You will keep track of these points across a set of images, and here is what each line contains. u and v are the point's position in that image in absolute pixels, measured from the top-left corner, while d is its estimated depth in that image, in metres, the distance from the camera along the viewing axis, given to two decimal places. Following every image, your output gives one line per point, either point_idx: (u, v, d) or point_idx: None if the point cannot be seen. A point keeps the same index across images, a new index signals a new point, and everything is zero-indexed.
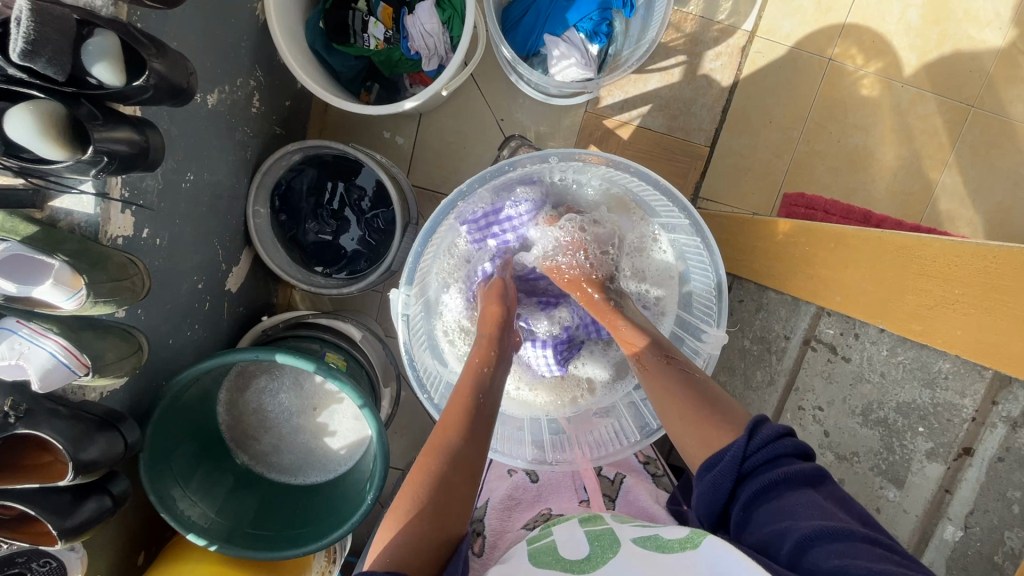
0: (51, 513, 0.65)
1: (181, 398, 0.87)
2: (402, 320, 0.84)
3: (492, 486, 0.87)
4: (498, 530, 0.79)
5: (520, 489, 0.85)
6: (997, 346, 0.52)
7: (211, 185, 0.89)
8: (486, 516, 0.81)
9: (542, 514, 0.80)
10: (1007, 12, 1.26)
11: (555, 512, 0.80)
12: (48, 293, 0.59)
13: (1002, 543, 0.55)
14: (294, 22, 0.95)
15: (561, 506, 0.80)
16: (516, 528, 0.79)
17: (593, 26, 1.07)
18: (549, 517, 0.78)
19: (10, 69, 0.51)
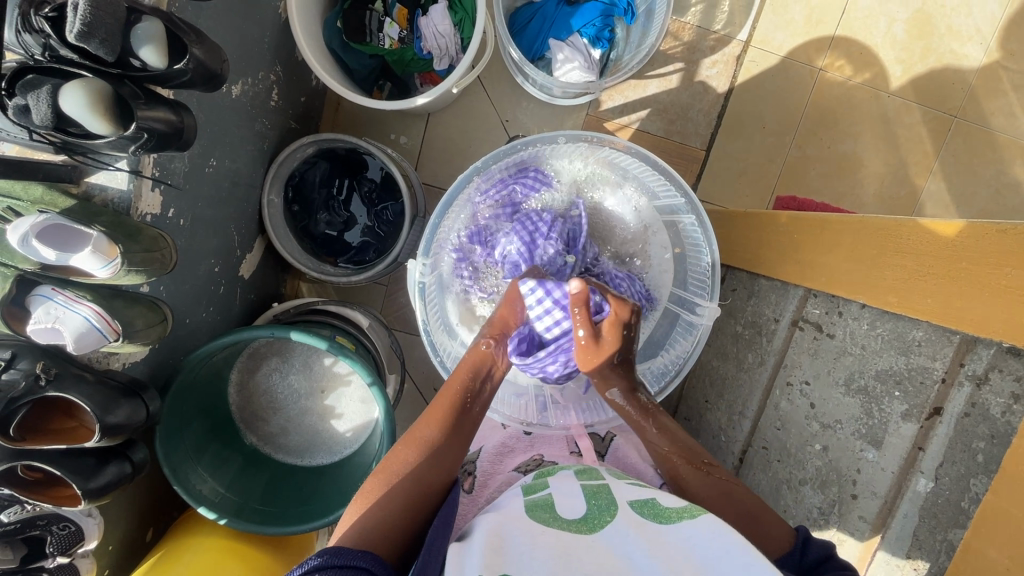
0: (74, 475, 0.68)
1: (197, 374, 0.91)
2: (416, 291, 0.84)
3: (486, 434, 0.86)
4: (488, 471, 0.79)
5: (513, 439, 0.84)
6: (966, 316, 0.52)
7: (231, 172, 0.93)
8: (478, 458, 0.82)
9: (535, 459, 0.79)
10: (987, 28, 1.33)
11: (546, 458, 0.80)
12: (85, 261, 0.62)
13: (968, 489, 0.54)
14: (313, 21, 1.00)
15: (553, 454, 0.81)
16: (508, 470, 0.79)
17: (596, 32, 1.13)
18: (540, 464, 0.78)
19: (64, 50, 0.56)
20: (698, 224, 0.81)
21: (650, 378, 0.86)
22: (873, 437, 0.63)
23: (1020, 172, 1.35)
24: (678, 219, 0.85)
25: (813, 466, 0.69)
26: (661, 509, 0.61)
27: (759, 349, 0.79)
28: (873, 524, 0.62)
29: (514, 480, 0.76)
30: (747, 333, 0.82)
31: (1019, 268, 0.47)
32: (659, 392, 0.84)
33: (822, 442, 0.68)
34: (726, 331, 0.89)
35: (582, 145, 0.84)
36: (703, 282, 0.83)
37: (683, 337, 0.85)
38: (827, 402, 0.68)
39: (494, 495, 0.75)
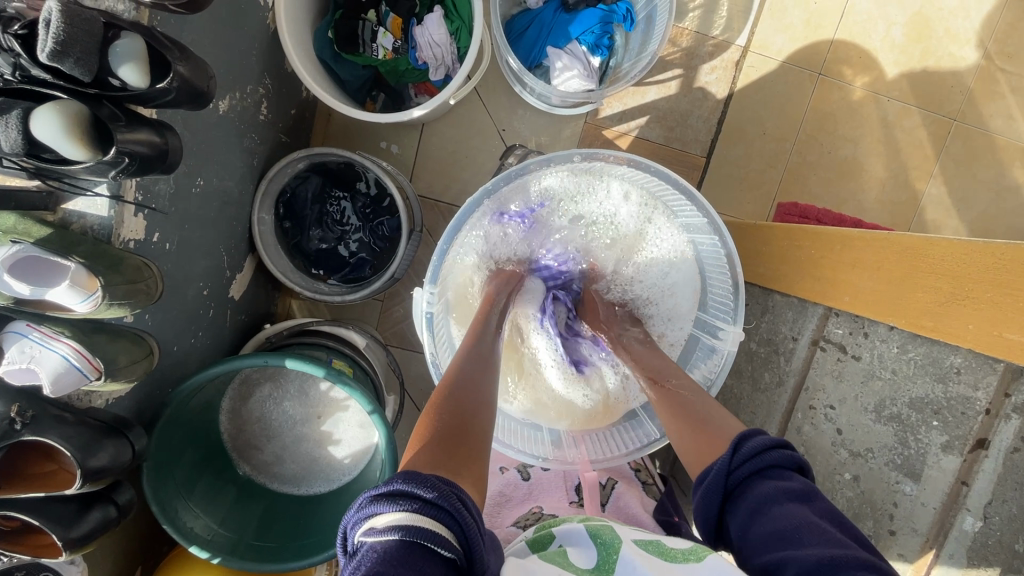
0: (55, 524, 0.64)
1: (185, 407, 0.85)
2: (424, 321, 0.80)
3: None
4: (488, 526, 0.75)
5: (511, 487, 0.81)
6: (1008, 345, 0.50)
7: (220, 191, 0.88)
8: None
9: (534, 513, 0.76)
10: (985, 31, 1.32)
11: (546, 511, 0.76)
12: (62, 295, 0.58)
13: (1022, 532, 0.56)
14: (303, 32, 0.96)
15: (554, 506, 0.76)
16: (507, 525, 0.76)
17: (595, 39, 1.10)
18: (541, 517, 0.74)
19: (34, 70, 0.52)
20: (718, 244, 0.78)
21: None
22: (909, 469, 0.63)
23: (1019, 176, 1.35)
24: (699, 237, 0.82)
25: (844, 497, 0.66)
26: (668, 548, 0.59)
27: (776, 370, 0.75)
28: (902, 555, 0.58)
29: (513, 535, 0.73)
30: (762, 352, 0.79)
31: None
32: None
33: (851, 471, 0.66)
34: None
35: (598, 162, 0.80)
36: (727, 303, 0.80)
37: (706, 359, 0.82)
38: (855, 428, 0.66)
39: None
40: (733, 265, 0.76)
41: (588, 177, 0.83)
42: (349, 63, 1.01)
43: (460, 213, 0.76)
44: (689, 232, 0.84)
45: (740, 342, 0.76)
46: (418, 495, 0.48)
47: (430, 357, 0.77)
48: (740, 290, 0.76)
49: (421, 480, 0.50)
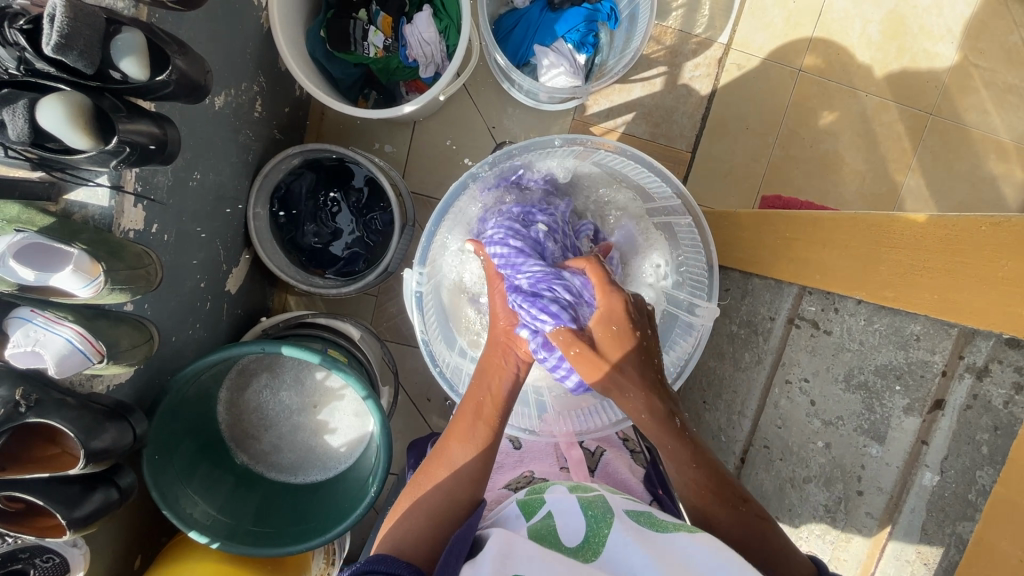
0: (59, 504, 0.65)
1: (184, 395, 0.87)
2: (414, 301, 0.83)
3: None
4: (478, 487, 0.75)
5: (503, 455, 0.81)
6: (962, 308, 0.49)
7: (216, 185, 0.91)
8: None
9: (525, 475, 0.75)
10: (958, 28, 1.37)
11: (537, 474, 0.76)
12: (65, 280, 0.60)
13: (974, 481, 0.49)
14: (296, 31, 0.99)
15: (543, 471, 0.77)
16: (497, 487, 0.75)
17: (580, 37, 1.14)
18: (531, 480, 0.74)
19: (39, 63, 0.54)
20: (694, 226, 0.80)
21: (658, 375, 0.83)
22: (875, 431, 0.59)
23: (994, 167, 1.39)
24: (674, 221, 0.84)
25: (818, 464, 0.65)
26: (657, 520, 0.60)
27: (755, 349, 0.78)
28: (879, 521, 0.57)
29: (504, 498, 0.71)
30: (743, 333, 0.82)
31: (1014, 263, 0.45)
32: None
33: (824, 439, 0.64)
34: (722, 332, 0.88)
35: (576, 149, 0.83)
36: (701, 282, 0.81)
37: (681, 338, 0.84)
38: (827, 398, 0.64)
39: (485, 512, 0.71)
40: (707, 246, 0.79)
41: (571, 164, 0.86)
42: (341, 61, 1.04)
43: (448, 195, 0.80)
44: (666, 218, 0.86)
45: (714, 317, 0.78)
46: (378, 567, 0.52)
47: (420, 335, 0.80)
48: (715, 270, 0.79)
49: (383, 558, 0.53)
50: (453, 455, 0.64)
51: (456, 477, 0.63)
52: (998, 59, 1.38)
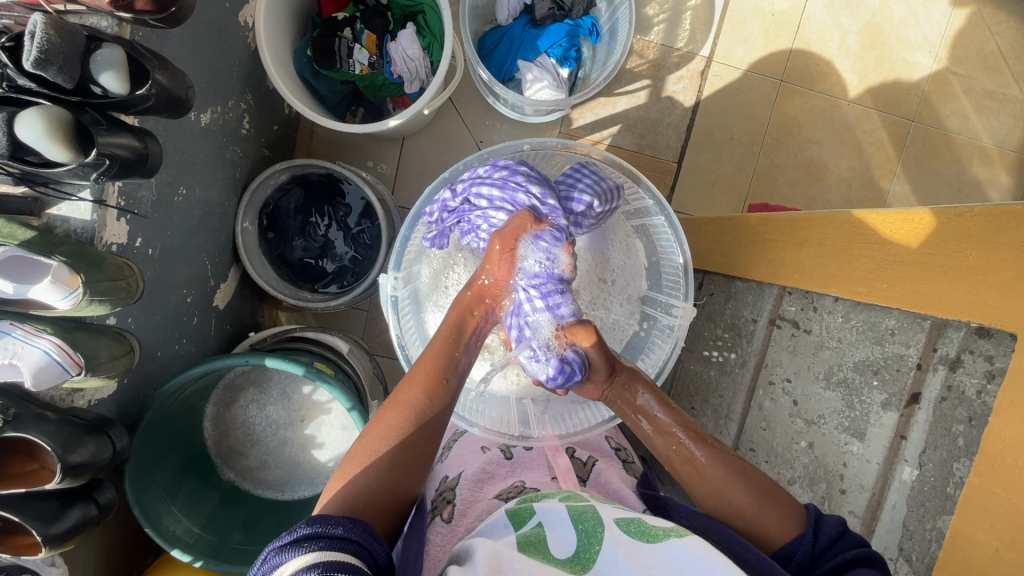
0: (34, 520, 0.64)
1: (169, 410, 0.87)
2: (390, 305, 0.84)
3: (464, 460, 0.77)
4: (469, 500, 0.69)
5: (493, 465, 0.75)
6: (934, 298, 0.49)
7: (202, 200, 0.92)
8: (457, 487, 0.71)
9: (516, 486, 0.69)
10: (935, 37, 1.40)
11: (528, 485, 0.70)
12: (45, 292, 0.61)
13: (953, 474, 0.48)
14: (283, 51, 1.01)
15: (535, 480, 0.71)
16: (488, 497, 0.68)
17: (563, 52, 1.16)
18: (522, 491, 0.68)
19: (20, 79, 0.56)
20: (666, 225, 0.81)
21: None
22: (855, 428, 0.57)
23: (978, 171, 1.41)
24: (648, 221, 0.85)
25: (801, 465, 0.63)
26: (648, 527, 0.57)
27: (740, 352, 0.78)
28: (863, 518, 0.56)
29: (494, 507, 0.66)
30: (728, 337, 0.82)
31: (979, 248, 0.45)
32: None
33: (808, 439, 0.63)
34: (709, 336, 0.88)
35: (548, 152, 0.86)
36: (676, 282, 0.81)
37: (659, 339, 0.83)
38: (809, 397, 0.63)
39: (474, 525, 0.65)
40: (679, 245, 0.79)
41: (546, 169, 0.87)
42: (328, 79, 1.06)
43: (422, 199, 0.83)
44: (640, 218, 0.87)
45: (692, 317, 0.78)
46: (329, 534, 0.48)
47: (395, 338, 0.82)
48: (689, 270, 0.80)
49: (334, 522, 0.49)
50: (415, 403, 0.64)
51: (415, 427, 0.62)
52: (976, 66, 1.40)
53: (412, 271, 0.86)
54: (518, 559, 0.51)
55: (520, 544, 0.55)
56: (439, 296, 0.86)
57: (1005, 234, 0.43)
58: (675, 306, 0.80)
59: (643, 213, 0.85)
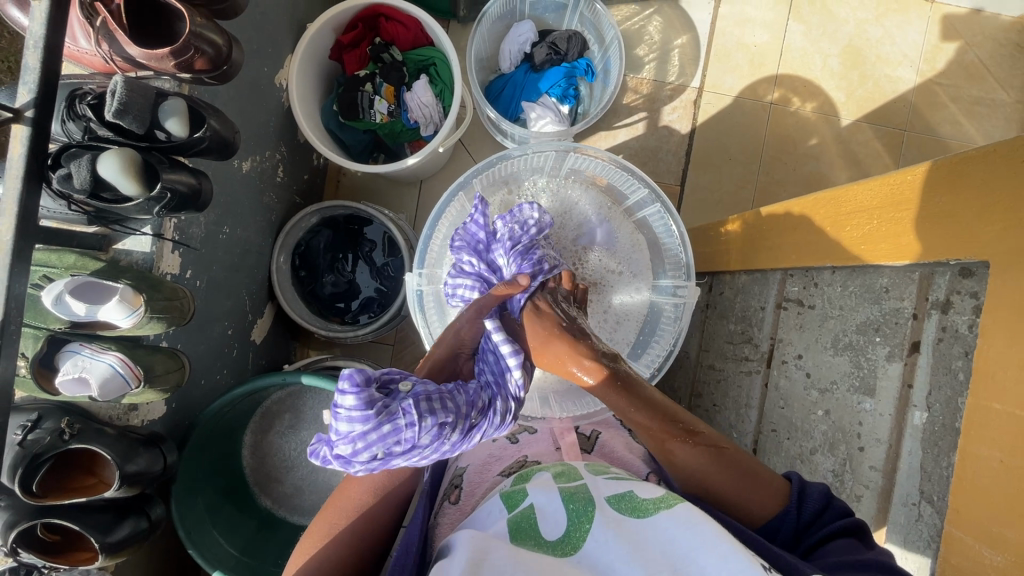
0: (93, 528, 0.69)
1: (212, 432, 0.92)
2: (416, 301, 0.90)
3: None
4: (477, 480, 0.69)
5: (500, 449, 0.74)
6: (913, 246, 0.52)
7: (243, 240, 1.01)
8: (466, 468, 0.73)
9: (519, 460, 0.70)
10: (913, 53, 1.48)
11: (530, 458, 0.70)
12: (110, 312, 0.68)
13: (959, 410, 0.48)
14: (312, 107, 1.14)
15: (539, 453, 0.71)
16: (495, 474, 0.69)
17: (562, 91, 1.26)
18: (524, 464, 0.68)
19: (101, 129, 0.67)
20: (664, 212, 0.86)
21: (645, 364, 0.88)
22: (866, 385, 0.58)
23: None
24: (647, 213, 0.90)
25: (820, 433, 0.64)
26: (638, 501, 0.53)
27: (754, 339, 0.80)
28: (883, 472, 0.55)
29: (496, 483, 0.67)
30: (740, 329, 0.84)
31: (945, 193, 0.48)
32: (655, 371, 0.85)
33: (824, 407, 0.63)
34: (722, 333, 0.91)
35: (550, 154, 0.90)
36: (679, 263, 0.86)
37: (667, 321, 0.88)
38: (820, 367, 0.65)
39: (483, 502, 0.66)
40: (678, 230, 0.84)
41: (552, 176, 0.93)
42: (352, 129, 1.18)
43: (440, 204, 0.88)
44: (639, 213, 0.92)
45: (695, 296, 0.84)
46: None
47: (424, 333, 0.88)
48: (689, 253, 0.85)
49: None
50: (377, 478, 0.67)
51: (374, 500, 0.66)
52: (959, 76, 1.47)
53: (434, 271, 0.92)
54: (504, 550, 0.47)
55: (511, 532, 0.51)
56: None
57: (963, 176, 0.47)
58: (679, 287, 0.85)
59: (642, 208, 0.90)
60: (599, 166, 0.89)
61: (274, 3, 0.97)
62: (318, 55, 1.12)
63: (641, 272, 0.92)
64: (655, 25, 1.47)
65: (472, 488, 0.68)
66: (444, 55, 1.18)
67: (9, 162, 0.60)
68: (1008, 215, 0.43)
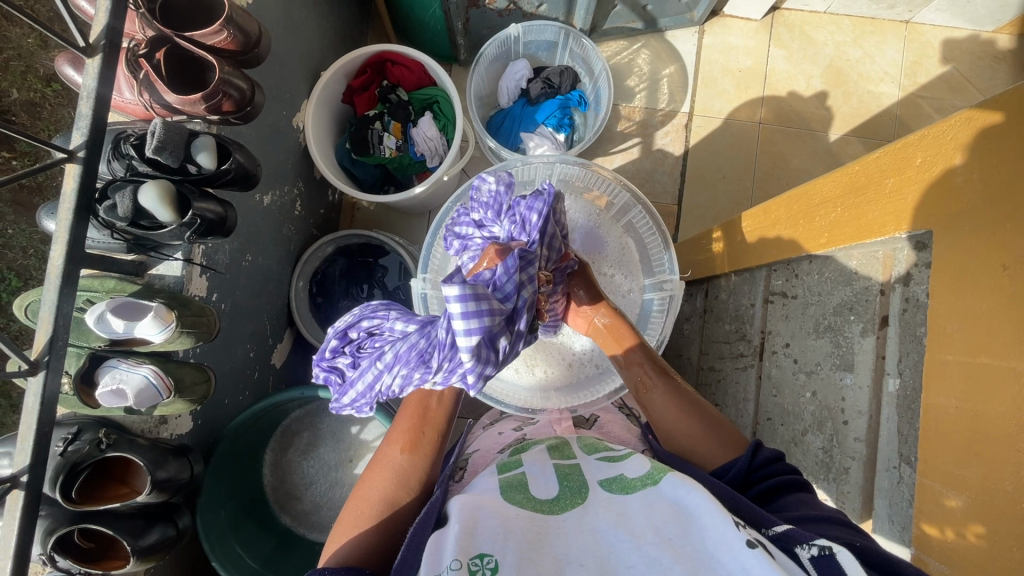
0: (125, 533, 0.73)
1: (235, 447, 0.96)
2: (420, 305, 0.97)
3: None
4: (479, 461, 0.75)
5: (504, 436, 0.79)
6: (872, 226, 0.57)
7: (264, 268, 1.09)
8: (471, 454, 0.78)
9: (518, 439, 0.75)
10: (894, 70, 1.55)
11: (529, 435, 0.76)
12: (145, 328, 0.74)
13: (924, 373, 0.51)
14: (327, 146, 1.24)
15: (537, 432, 0.77)
16: (495, 454, 0.74)
17: (558, 121, 1.35)
18: (522, 440, 0.75)
19: (140, 165, 0.76)
20: (647, 215, 0.93)
21: None
22: (846, 362, 0.62)
23: None
24: (633, 218, 0.96)
25: (809, 413, 0.67)
26: (628, 480, 0.58)
27: (746, 335, 0.83)
28: (867, 442, 0.58)
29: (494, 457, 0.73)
30: (734, 327, 0.88)
31: (893, 177, 0.54)
32: None
33: (811, 389, 0.67)
34: (718, 333, 0.94)
35: (541, 168, 0.97)
36: (662, 258, 0.93)
37: (660, 316, 0.94)
38: (806, 352, 0.69)
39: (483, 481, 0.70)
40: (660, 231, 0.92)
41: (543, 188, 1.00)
42: (364, 164, 1.27)
43: (439, 215, 0.97)
44: (625, 218, 0.98)
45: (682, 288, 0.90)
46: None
47: None
48: (672, 251, 0.92)
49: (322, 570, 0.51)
50: (401, 466, 0.65)
51: (398, 488, 0.64)
52: (941, 88, 1.53)
53: (438, 277, 0.99)
54: (496, 508, 0.55)
55: (503, 488, 0.59)
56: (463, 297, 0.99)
57: (906, 159, 0.53)
58: (665, 282, 0.91)
59: (629, 213, 0.97)
60: (583, 175, 0.97)
61: (292, 54, 1.08)
62: (332, 99, 1.23)
63: (631, 273, 0.97)
64: (643, 58, 1.56)
65: (475, 467, 0.74)
66: (446, 93, 1.28)
67: (63, 196, 0.68)
68: (947, 188, 0.48)
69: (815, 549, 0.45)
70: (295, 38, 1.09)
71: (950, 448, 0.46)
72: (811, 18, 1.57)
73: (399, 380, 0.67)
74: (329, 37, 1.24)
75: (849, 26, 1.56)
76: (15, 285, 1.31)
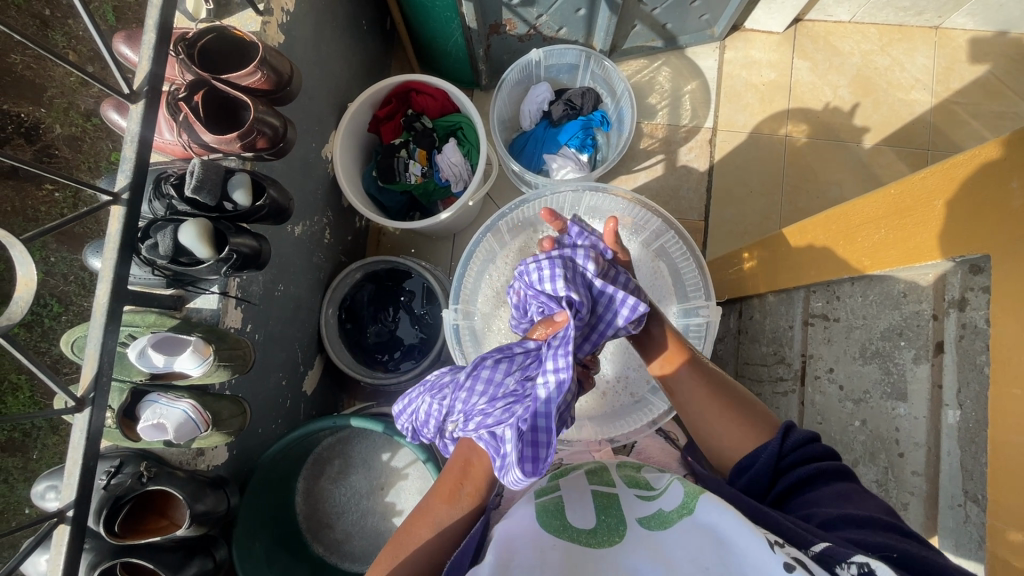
0: (166, 567, 0.74)
1: (270, 477, 0.97)
2: (451, 334, 0.97)
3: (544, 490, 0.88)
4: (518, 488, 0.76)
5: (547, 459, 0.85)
6: (920, 249, 0.55)
7: (295, 297, 1.11)
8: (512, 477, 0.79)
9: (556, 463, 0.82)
10: (926, 77, 1.51)
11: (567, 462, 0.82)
12: (184, 362, 0.75)
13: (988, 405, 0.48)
14: (354, 175, 1.27)
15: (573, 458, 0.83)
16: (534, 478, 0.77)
17: (580, 142, 1.35)
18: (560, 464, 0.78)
19: (179, 204, 0.78)
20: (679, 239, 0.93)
21: None
22: (898, 391, 0.59)
23: None
24: (664, 242, 0.96)
25: (860, 443, 0.64)
26: (666, 514, 0.56)
27: (786, 358, 0.80)
28: (926, 476, 0.55)
29: None
30: (772, 350, 0.85)
31: (941, 198, 0.52)
32: None
33: (861, 417, 0.65)
34: (754, 356, 0.92)
35: (569, 194, 0.97)
36: (697, 285, 0.92)
37: (696, 342, 0.92)
38: (852, 377, 0.66)
39: None
40: (695, 254, 0.91)
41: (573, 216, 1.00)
42: (390, 191, 1.29)
43: (470, 244, 0.97)
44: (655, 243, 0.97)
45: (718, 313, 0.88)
46: None
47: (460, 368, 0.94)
48: (706, 274, 0.91)
49: None
50: (441, 518, 0.64)
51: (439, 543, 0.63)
52: (976, 94, 1.49)
53: (469, 305, 0.99)
54: (529, 543, 0.54)
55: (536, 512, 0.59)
56: (495, 322, 0.98)
57: (954, 179, 0.51)
58: (700, 307, 0.90)
59: (660, 239, 0.96)
60: (613, 201, 0.97)
61: (321, 89, 1.11)
62: (359, 130, 1.26)
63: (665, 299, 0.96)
64: (664, 75, 1.56)
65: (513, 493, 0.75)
66: (469, 119, 1.30)
67: (109, 236, 0.70)
68: (1003, 210, 0.46)
69: (855, 568, 0.45)
70: (324, 73, 1.12)
71: (1016, 483, 0.44)
72: (836, 29, 1.54)
73: (428, 408, 0.70)
74: (356, 69, 1.28)
75: (875, 34, 1.53)
76: (56, 310, 1.35)
